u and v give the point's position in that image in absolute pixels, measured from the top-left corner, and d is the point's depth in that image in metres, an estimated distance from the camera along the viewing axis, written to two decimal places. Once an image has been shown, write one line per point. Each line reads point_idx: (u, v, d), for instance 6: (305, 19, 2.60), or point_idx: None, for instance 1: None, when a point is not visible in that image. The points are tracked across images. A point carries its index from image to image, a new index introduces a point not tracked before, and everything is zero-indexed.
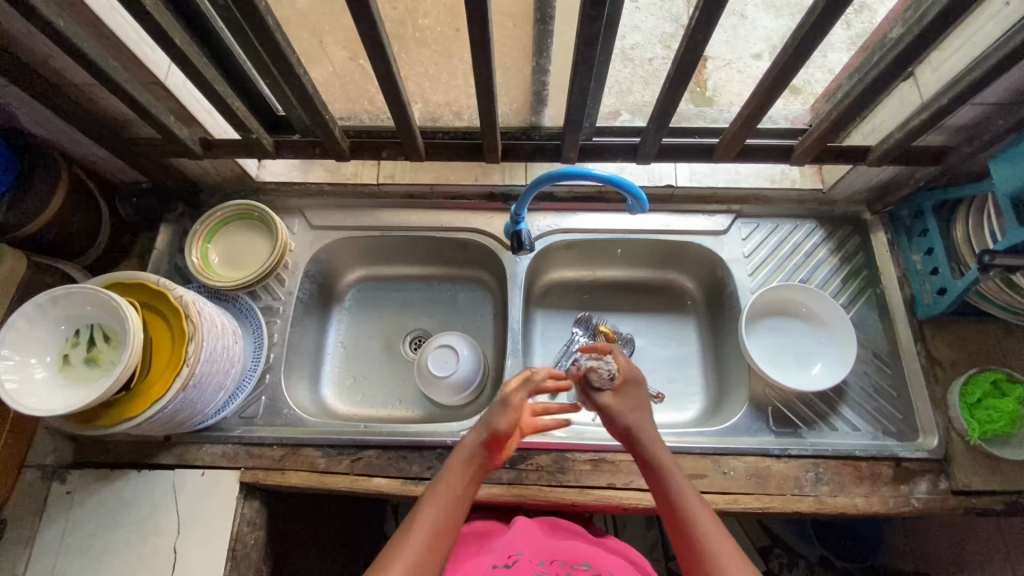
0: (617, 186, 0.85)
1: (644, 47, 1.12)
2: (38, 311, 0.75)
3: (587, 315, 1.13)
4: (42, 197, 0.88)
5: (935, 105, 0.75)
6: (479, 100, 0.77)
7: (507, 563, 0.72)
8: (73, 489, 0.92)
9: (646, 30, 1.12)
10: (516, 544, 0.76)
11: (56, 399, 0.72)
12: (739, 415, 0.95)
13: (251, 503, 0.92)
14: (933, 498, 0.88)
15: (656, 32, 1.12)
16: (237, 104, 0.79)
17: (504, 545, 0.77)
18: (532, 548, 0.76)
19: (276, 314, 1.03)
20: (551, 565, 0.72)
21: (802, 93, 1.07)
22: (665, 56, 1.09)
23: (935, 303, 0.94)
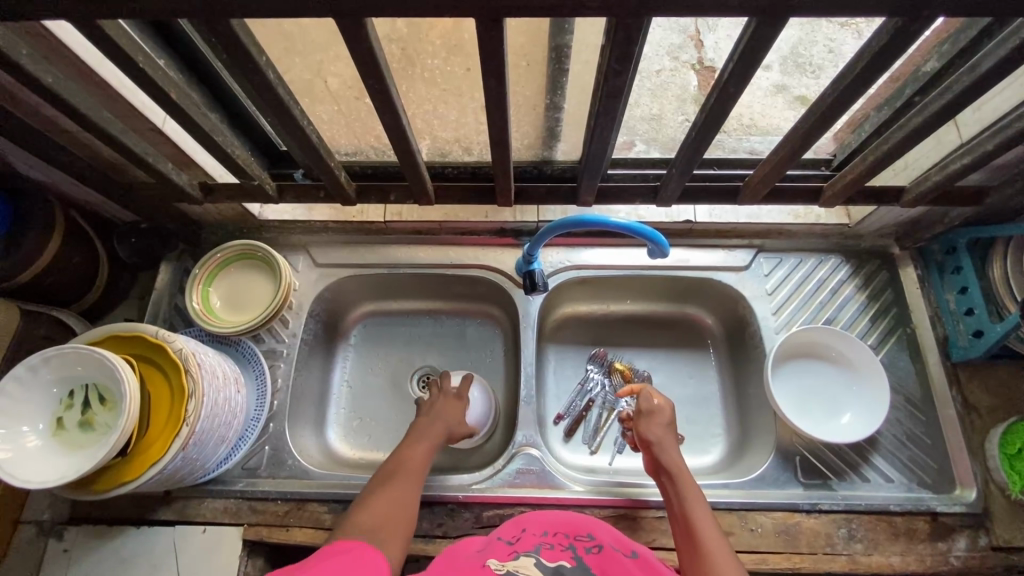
0: (637, 235, 0.81)
1: (652, 59, 1.04)
2: (29, 373, 0.71)
3: (602, 350, 1.08)
4: (36, 245, 0.84)
5: (978, 150, 0.71)
6: (494, 146, 0.74)
7: (511, 539, 0.68)
8: (70, 547, 0.88)
9: (654, 41, 1.04)
10: (521, 523, 0.72)
11: (49, 468, 0.69)
12: (766, 465, 0.90)
13: (254, 560, 0.88)
14: (974, 557, 0.83)
15: (664, 43, 1.04)
16: (237, 153, 0.76)
17: (509, 525, 0.73)
18: (535, 522, 0.71)
19: (279, 357, 1.00)
20: (555, 535, 0.68)
21: None
22: (674, 70, 1.02)
23: (972, 346, 0.90)
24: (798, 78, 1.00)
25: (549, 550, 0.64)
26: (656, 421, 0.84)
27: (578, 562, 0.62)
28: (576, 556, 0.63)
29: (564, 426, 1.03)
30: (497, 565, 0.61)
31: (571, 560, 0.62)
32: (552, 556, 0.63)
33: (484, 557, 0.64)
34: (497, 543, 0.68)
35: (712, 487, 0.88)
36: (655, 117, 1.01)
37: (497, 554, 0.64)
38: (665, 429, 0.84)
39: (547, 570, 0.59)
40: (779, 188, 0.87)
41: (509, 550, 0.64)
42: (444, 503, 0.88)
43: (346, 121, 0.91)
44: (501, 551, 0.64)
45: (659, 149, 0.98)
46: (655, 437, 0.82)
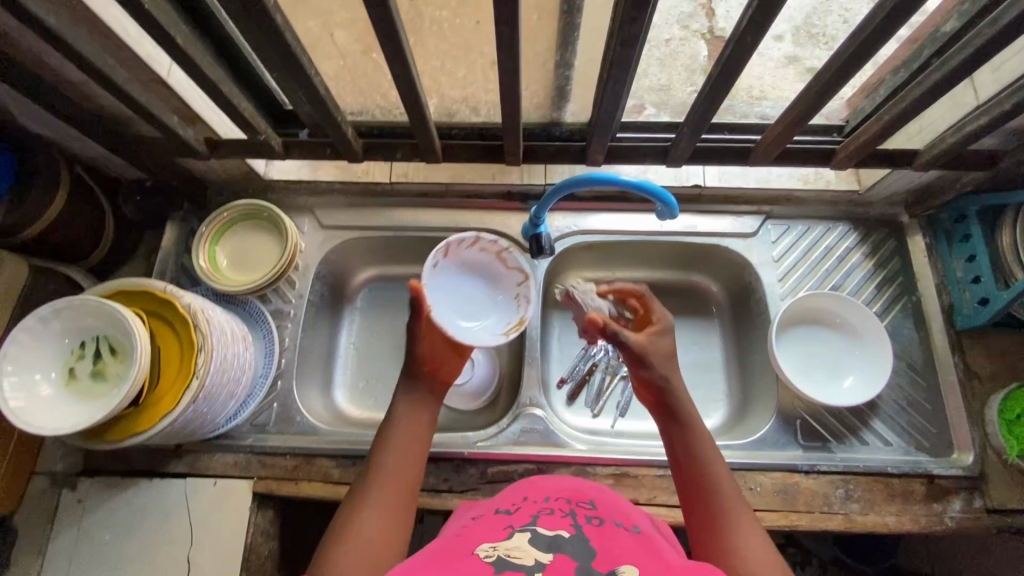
0: (644, 192, 0.80)
1: (660, 27, 0.95)
2: (41, 323, 0.72)
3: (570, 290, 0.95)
4: (41, 200, 0.84)
5: (996, 110, 0.71)
6: (504, 101, 0.73)
7: (510, 508, 0.62)
8: (84, 498, 0.90)
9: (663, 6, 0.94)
10: (519, 492, 0.66)
11: (63, 416, 0.70)
12: (767, 427, 0.92)
13: (264, 512, 0.90)
14: (968, 517, 0.85)
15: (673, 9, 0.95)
16: (242, 105, 0.75)
17: (508, 494, 0.66)
18: (535, 490, 0.66)
19: (286, 318, 1.00)
20: (556, 501, 0.62)
21: None
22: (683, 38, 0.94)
23: (975, 314, 0.90)
24: (811, 50, 0.93)
25: (548, 517, 0.58)
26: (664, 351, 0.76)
27: (578, 532, 0.55)
28: (576, 525, 0.57)
29: (567, 389, 1.04)
30: (488, 549, 0.53)
31: (571, 530, 0.56)
32: (551, 524, 0.56)
33: (474, 536, 0.57)
34: (493, 517, 0.61)
35: None
36: (664, 88, 0.96)
37: (493, 529, 0.57)
38: (672, 361, 0.76)
39: (543, 545, 0.53)
40: (792, 150, 0.86)
41: (503, 525, 0.57)
42: (450, 460, 0.89)
43: (352, 78, 0.89)
44: (494, 528, 0.58)
45: (670, 113, 0.95)
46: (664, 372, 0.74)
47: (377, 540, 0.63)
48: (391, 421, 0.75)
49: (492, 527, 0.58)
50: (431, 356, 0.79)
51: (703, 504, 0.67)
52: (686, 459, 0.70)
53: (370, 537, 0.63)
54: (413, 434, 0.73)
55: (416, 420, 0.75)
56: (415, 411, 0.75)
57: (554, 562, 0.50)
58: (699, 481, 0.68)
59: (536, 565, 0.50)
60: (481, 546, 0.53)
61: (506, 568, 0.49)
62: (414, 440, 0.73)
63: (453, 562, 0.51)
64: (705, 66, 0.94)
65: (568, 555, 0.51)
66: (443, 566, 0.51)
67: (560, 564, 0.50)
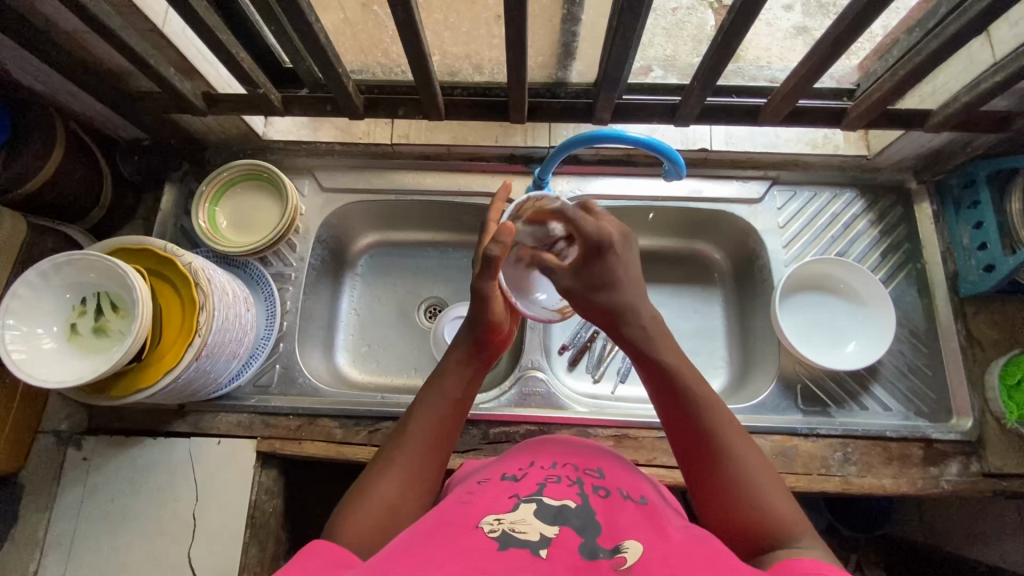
0: (655, 151, 0.80)
1: None
2: (41, 278, 0.71)
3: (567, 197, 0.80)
4: (37, 157, 0.83)
5: (1012, 66, 0.69)
6: (509, 54, 0.72)
7: (516, 475, 0.61)
8: (89, 456, 0.91)
9: None
10: (525, 457, 0.65)
11: (65, 370, 0.70)
12: (767, 392, 0.92)
13: (268, 472, 0.91)
14: (964, 481, 0.86)
15: None
16: (240, 54, 0.73)
17: (514, 457, 0.66)
18: (542, 455, 0.65)
19: (288, 281, 1.00)
20: (563, 467, 0.62)
21: None
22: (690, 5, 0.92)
23: (981, 280, 0.89)
24: (820, 21, 0.89)
25: (555, 486, 0.58)
26: (590, 276, 0.70)
27: (584, 503, 0.56)
28: (582, 495, 0.57)
29: (569, 355, 1.04)
30: (493, 521, 0.53)
31: (577, 499, 0.56)
32: (557, 493, 0.56)
33: (479, 504, 0.56)
34: (500, 482, 0.61)
35: None
36: (669, 58, 0.93)
37: (498, 496, 0.57)
38: (605, 284, 0.70)
39: (548, 517, 0.53)
40: (803, 110, 0.84)
41: (509, 493, 0.57)
42: None
43: (353, 32, 0.86)
44: (499, 497, 0.57)
45: (678, 75, 0.91)
46: (606, 301, 0.69)
47: (395, 506, 0.60)
48: (432, 385, 0.70)
49: (497, 494, 0.58)
50: (499, 322, 0.73)
51: (687, 430, 0.63)
52: (664, 384, 0.65)
53: (388, 503, 0.60)
54: (451, 405, 0.68)
55: (457, 389, 0.70)
56: (458, 379, 0.70)
57: (558, 538, 0.50)
58: (680, 407, 0.64)
59: (540, 540, 0.50)
60: (486, 518, 0.53)
61: (511, 544, 0.49)
62: (450, 409, 0.68)
63: (457, 535, 0.50)
64: (711, 35, 0.91)
65: (573, 528, 0.52)
66: (446, 539, 0.50)
67: (565, 540, 0.50)
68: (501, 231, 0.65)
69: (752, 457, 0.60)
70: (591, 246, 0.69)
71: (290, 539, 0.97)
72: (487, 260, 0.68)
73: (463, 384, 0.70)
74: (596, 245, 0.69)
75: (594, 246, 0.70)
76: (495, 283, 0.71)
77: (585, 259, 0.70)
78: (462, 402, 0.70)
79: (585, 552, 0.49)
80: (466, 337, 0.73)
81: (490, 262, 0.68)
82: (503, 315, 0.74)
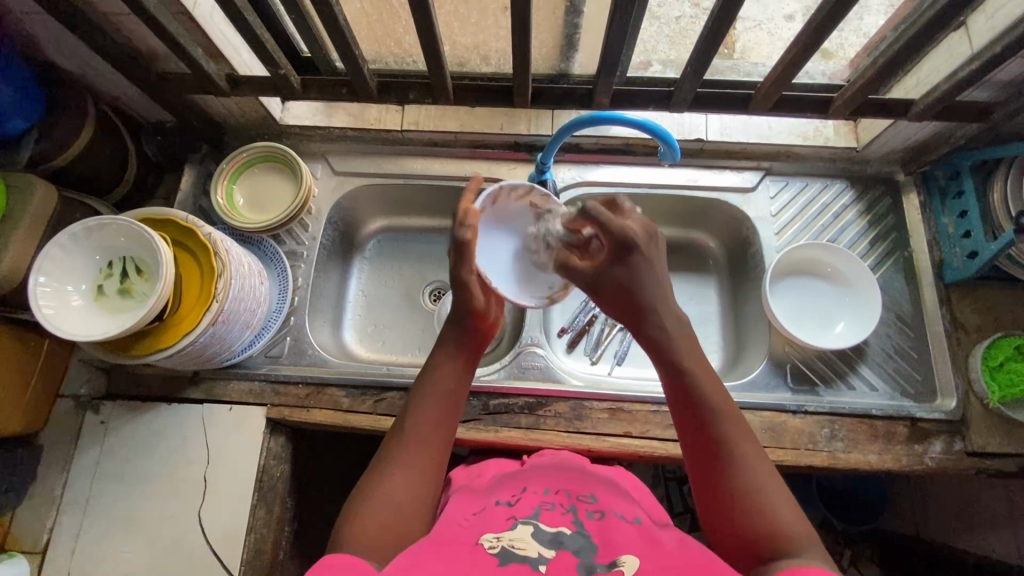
0: (650, 132, 0.85)
1: (672, 3, 1.01)
2: (72, 241, 0.76)
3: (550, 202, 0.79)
4: (70, 131, 0.88)
5: (986, 55, 0.74)
6: (515, 41, 0.77)
7: (511, 500, 0.69)
8: (106, 419, 0.95)
9: None
10: (520, 483, 0.73)
11: (92, 326, 0.74)
12: (758, 370, 0.96)
13: (277, 438, 0.95)
14: (947, 458, 0.89)
15: None
16: (266, 37, 0.79)
17: (511, 481, 0.74)
18: (535, 482, 0.73)
19: (300, 259, 1.04)
20: (556, 494, 0.70)
21: (833, 57, 0.97)
22: (694, 15, 1.00)
23: (965, 267, 0.92)
24: None
25: (549, 512, 0.65)
26: (614, 281, 0.70)
27: (578, 529, 0.63)
28: (576, 522, 0.64)
29: (568, 338, 1.08)
30: (492, 538, 0.60)
31: (571, 526, 0.63)
32: (553, 520, 0.63)
33: (479, 524, 0.64)
34: (497, 506, 0.68)
35: None
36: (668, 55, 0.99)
37: (496, 520, 0.64)
38: (633, 284, 0.69)
39: (545, 540, 0.60)
40: (791, 99, 0.89)
41: (507, 516, 0.64)
42: None
43: (369, 22, 0.93)
44: (498, 518, 0.64)
45: (676, 70, 0.96)
46: (632, 298, 0.69)
47: (399, 506, 0.63)
48: (423, 380, 0.72)
49: (495, 516, 0.65)
50: (483, 309, 0.73)
51: (703, 445, 0.65)
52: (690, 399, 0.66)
53: (395, 503, 0.63)
54: (445, 399, 0.70)
55: (449, 384, 0.71)
56: (450, 374, 0.72)
57: (556, 558, 0.58)
58: (696, 417, 0.66)
59: (539, 557, 0.57)
60: (486, 536, 0.61)
61: (510, 560, 0.57)
62: (445, 404, 0.70)
63: (462, 553, 0.58)
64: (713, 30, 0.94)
65: (569, 550, 0.59)
66: (452, 555, 0.57)
67: (562, 560, 0.57)
68: (466, 212, 0.69)
69: (764, 469, 0.63)
70: (621, 243, 0.69)
71: (297, 506, 1.00)
72: (460, 246, 0.70)
73: (457, 379, 0.72)
74: (624, 239, 0.69)
75: (625, 247, 0.69)
76: (473, 272, 0.72)
77: (611, 259, 0.70)
78: (457, 393, 0.72)
79: (580, 569, 0.56)
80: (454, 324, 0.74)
81: (463, 247, 0.70)
82: (490, 304, 0.75)
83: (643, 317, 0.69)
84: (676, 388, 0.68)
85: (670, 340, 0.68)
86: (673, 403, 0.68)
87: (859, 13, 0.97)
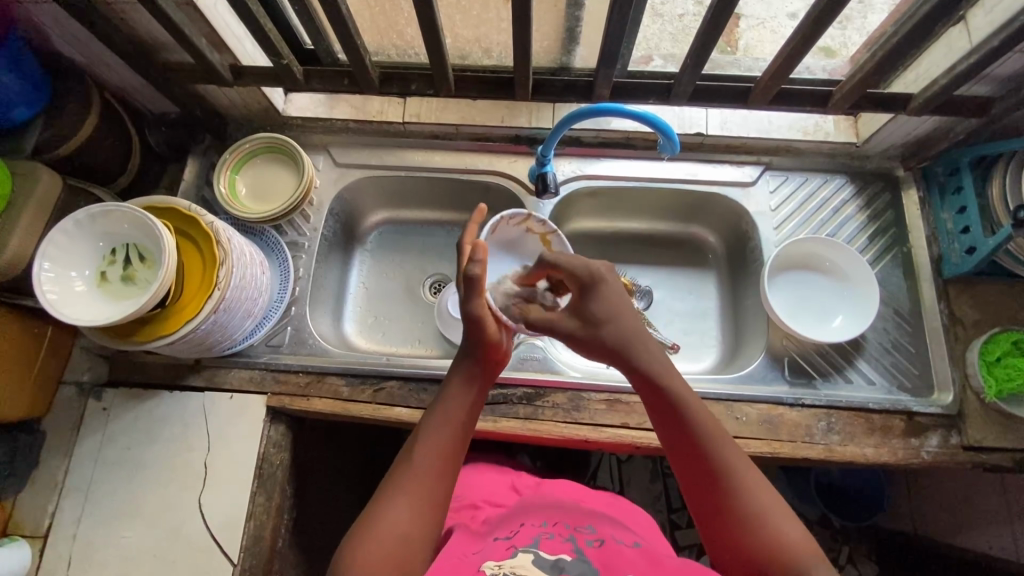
0: (650, 125, 0.85)
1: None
2: (76, 227, 0.77)
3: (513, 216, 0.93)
4: (74, 119, 0.89)
5: (984, 49, 0.75)
6: (515, 32, 0.78)
7: (510, 535, 0.70)
8: (108, 406, 0.96)
9: None
10: (520, 520, 0.74)
11: (95, 311, 0.75)
12: (755, 363, 0.96)
13: (277, 427, 0.96)
14: (943, 452, 0.89)
15: None
16: (269, 27, 0.80)
17: (512, 520, 0.75)
18: (533, 517, 0.74)
19: (301, 249, 1.05)
20: (554, 525, 0.71)
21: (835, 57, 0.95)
22: (697, 12, 0.95)
23: (963, 262, 0.92)
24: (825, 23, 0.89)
25: (549, 541, 0.66)
26: (589, 316, 0.71)
27: (579, 555, 0.64)
28: (577, 548, 0.65)
29: None
30: (494, 566, 0.62)
31: (572, 553, 0.64)
32: (552, 548, 0.65)
33: (482, 556, 0.65)
34: (496, 541, 0.69)
35: (704, 381, 0.94)
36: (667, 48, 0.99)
37: (497, 551, 0.65)
38: (607, 322, 0.70)
39: (546, 565, 0.61)
40: (790, 92, 0.89)
41: (507, 546, 0.66)
42: None
43: (371, 13, 0.92)
44: (499, 549, 0.66)
45: (676, 65, 0.97)
46: (609, 340, 0.70)
47: (405, 537, 0.62)
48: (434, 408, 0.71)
49: (496, 548, 0.67)
50: (494, 342, 0.73)
51: (695, 471, 0.65)
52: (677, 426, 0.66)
53: (399, 532, 0.62)
54: (455, 426, 0.70)
55: (460, 412, 0.71)
56: (462, 401, 0.71)
57: None
58: (685, 444, 0.66)
59: None
60: (487, 564, 0.62)
61: None
62: (455, 431, 0.70)
63: None
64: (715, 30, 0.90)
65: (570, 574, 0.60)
66: None
67: None
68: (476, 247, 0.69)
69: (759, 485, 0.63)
70: (584, 280, 0.72)
71: (297, 494, 1.01)
72: (469, 281, 0.69)
73: (468, 405, 0.71)
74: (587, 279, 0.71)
75: (587, 282, 0.71)
76: (483, 303, 0.71)
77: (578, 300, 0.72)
78: (467, 422, 0.71)
79: None
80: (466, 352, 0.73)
81: (472, 283, 0.69)
82: (499, 333, 0.74)
83: (624, 356, 0.69)
84: (662, 414, 0.68)
85: (652, 369, 0.68)
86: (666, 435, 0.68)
87: (862, 11, 0.91)
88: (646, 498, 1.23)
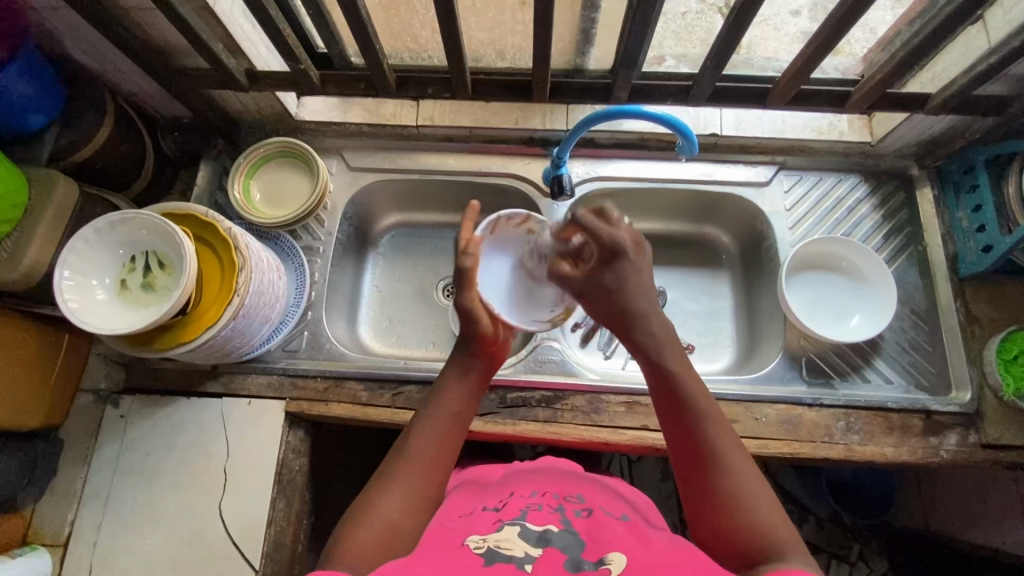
0: (669, 126, 0.85)
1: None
2: (95, 234, 0.77)
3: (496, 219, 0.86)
4: (89, 126, 0.88)
5: (1003, 50, 0.75)
6: (535, 35, 0.77)
7: (497, 506, 0.71)
8: (127, 414, 0.95)
9: None
10: (509, 489, 0.76)
11: (116, 319, 0.75)
12: (773, 364, 0.96)
13: (295, 432, 0.96)
14: (962, 450, 0.89)
15: None
16: (286, 31, 0.80)
17: (500, 488, 0.77)
18: (522, 486, 0.76)
19: (316, 254, 1.05)
20: (544, 496, 0.73)
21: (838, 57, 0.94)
22: (699, 10, 0.94)
23: (979, 260, 0.93)
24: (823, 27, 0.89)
25: (536, 513, 0.68)
26: (600, 282, 0.72)
27: (566, 526, 0.66)
28: (564, 520, 0.67)
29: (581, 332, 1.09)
30: (478, 540, 0.62)
31: (559, 524, 0.66)
32: (539, 519, 0.66)
33: (467, 527, 0.67)
34: (483, 511, 0.71)
35: (723, 382, 0.94)
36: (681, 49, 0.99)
37: (483, 523, 0.66)
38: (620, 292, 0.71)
39: (533, 539, 0.62)
40: (808, 93, 0.89)
41: (494, 519, 0.67)
42: None
43: (387, 16, 0.92)
44: (486, 521, 0.67)
45: (689, 66, 0.97)
46: (616, 306, 0.72)
47: (395, 524, 0.62)
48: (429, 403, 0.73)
49: (483, 520, 0.68)
50: (490, 334, 0.75)
51: (689, 452, 0.66)
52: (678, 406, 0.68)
53: (392, 520, 0.62)
54: (449, 421, 0.71)
55: (453, 407, 0.72)
56: (455, 396, 0.73)
57: (543, 556, 0.60)
58: (686, 426, 0.67)
59: (525, 556, 0.59)
60: (472, 537, 0.63)
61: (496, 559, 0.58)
62: (448, 427, 0.71)
63: (449, 553, 0.60)
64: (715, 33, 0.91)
65: (557, 548, 0.61)
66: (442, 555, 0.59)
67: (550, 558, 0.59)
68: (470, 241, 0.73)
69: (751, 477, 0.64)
70: (609, 249, 0.71)
71: (315, 499, 1.01)
72: (461, 274, 0.73)
73: (461, 401, 0.73)
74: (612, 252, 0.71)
75: (611, 251, 0.71)
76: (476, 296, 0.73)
77: (597, 266, 0.73)
78: (461, 417, 0.72)
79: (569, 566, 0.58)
80: (462, 349, 0.75)
81: (466, 274, 0.73)
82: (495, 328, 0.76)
83: (630, 329, 0.72)
84: (665, 394, 0.70)
85: (659, 348, 0.71)
86: (662, 414, 0.70)
87: None
88: (660, 498, 1.23)
